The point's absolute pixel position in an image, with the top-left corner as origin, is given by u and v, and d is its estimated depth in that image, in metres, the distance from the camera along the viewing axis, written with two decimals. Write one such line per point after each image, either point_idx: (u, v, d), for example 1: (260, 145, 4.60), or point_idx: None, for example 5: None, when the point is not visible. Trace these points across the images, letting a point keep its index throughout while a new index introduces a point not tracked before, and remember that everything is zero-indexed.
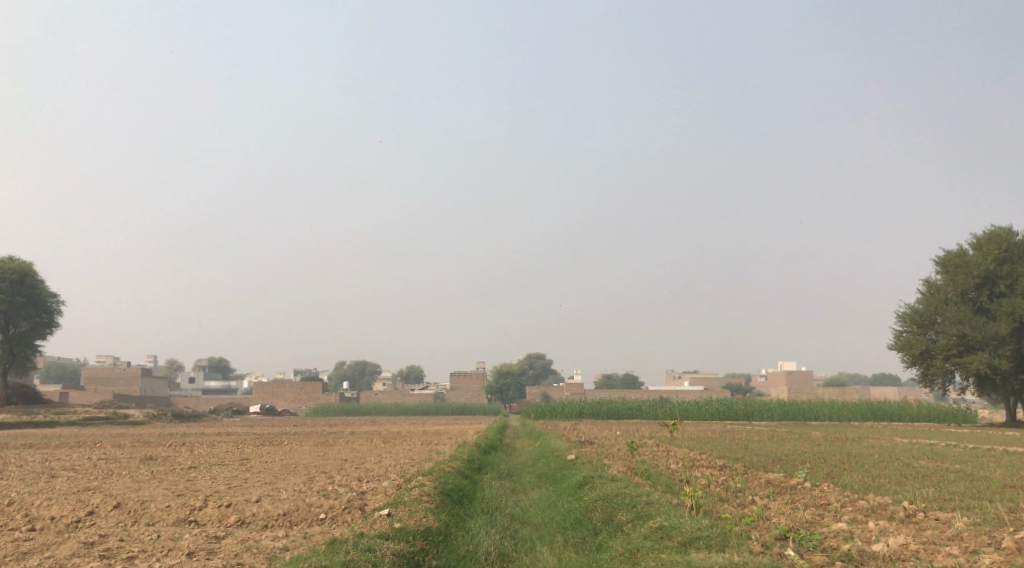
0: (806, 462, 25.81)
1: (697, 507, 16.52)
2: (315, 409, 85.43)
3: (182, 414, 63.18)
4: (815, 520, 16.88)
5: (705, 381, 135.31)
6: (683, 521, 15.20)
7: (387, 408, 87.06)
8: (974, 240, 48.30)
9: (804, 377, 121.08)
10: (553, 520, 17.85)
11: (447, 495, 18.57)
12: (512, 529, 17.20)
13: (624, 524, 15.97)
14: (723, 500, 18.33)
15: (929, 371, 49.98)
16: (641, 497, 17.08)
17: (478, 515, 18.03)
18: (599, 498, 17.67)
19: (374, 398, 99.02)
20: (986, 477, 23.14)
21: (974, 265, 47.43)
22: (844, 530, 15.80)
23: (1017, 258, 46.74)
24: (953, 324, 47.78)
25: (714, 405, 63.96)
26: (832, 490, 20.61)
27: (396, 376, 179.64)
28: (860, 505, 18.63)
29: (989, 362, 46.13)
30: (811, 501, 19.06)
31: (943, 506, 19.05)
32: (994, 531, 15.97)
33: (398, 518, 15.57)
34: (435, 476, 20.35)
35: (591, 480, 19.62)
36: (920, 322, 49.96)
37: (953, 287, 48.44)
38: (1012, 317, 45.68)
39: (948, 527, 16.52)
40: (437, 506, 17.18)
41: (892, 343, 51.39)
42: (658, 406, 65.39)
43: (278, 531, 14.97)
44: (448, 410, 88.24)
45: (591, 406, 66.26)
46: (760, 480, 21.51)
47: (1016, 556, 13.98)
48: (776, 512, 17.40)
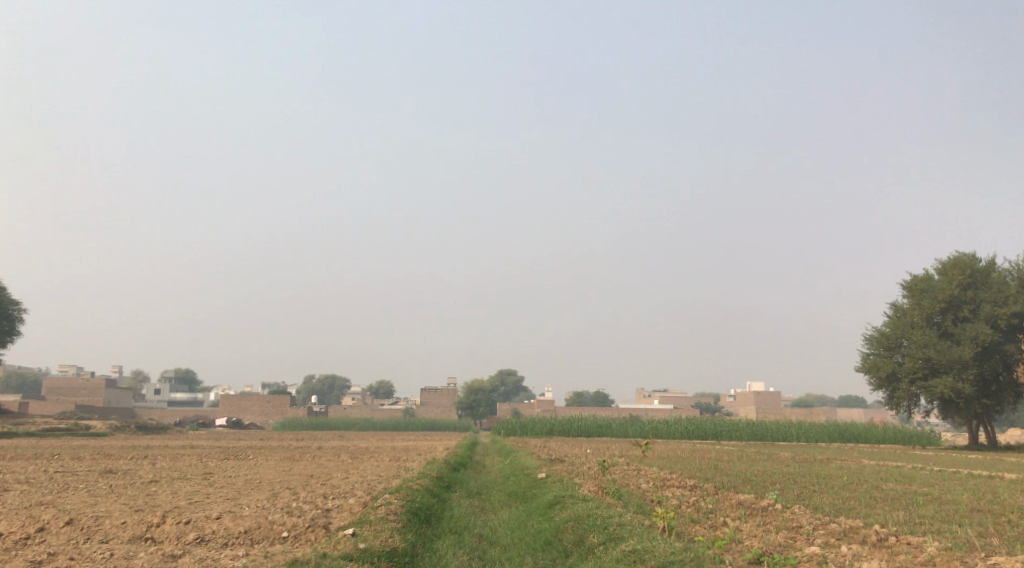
0: (776, 483, 25.61)
1: (669, 529, 16.25)
2: (282, 423, 84.32)
3: (145, 425, 62.12)
4: (788, 543, 16.65)
5: (675, 400, 135.58)
6: (657, 544, 14.88)
7: (355, 423, 86.20)
8: (940, 265, 48.75)
9: (771, 398, 121.68)
10: (523, 540, 17.47)
11: (414, 514, 18.10)
12: (480, 550, 16.81)
13: (595, 546, 15.62)
14: (695, 522, 18.08)
15: (895, 394, 50.09)
16: (613, 518, 16.75)
17: (446, 535, 17.61)
18: (571, 518, 17.31)
19: (342, 413, 97.97)
20: (954, 500, 23.10)
21: (939, 290, 47.80)
22: (818, 554, 15.63)
23: (981, 284, 47.23)
24: (919, 347, 48.03)
25: (683, 424, 63.87)
26: (803, 512, 20.41)
27: (366, 392, 178.03)
28: (832, 528, 18.44)
29: (953, 386, 46.32)
30: (783, 523, 18.85)
31: (914, 529, 18.90)
32: (966, 556, 15.84)
33: (362, 538, 15.13)
34: (403, 494, 19.89)
35: (561, 500, 19.27)
36: (887, 345, 50.13)
37: (919, 311, 48.76)
38: (975, 341, 46.01)
39: (921, 552, 16.36)
40: (404, 526, 16.76)
41: (860, 365, 51.50)
42: (628, 424, 65.28)
43: (239, 549, 14.48)
44: (417, 426, 87.51)
45: (562, 424, 65.89)
46: (731, 502, 21.29)
47: None
48: (748, 534, 17.19)
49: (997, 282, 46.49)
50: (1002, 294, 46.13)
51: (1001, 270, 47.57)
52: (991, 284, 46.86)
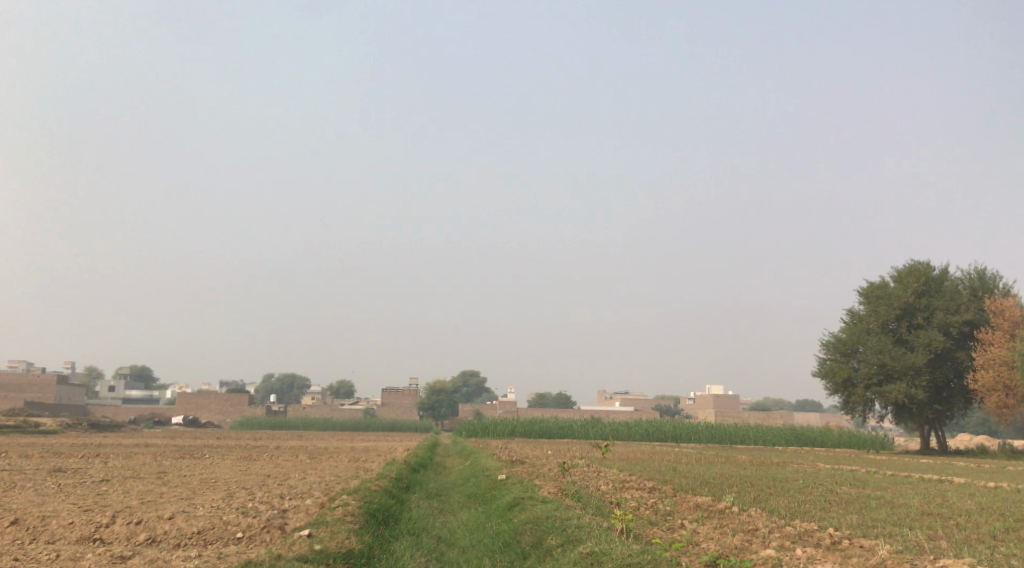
0: (734, 486, 25.77)
1: (627, 531, 16.29)
2: (239, 422, 83.45)
3: (98, 423, 61.08)
4: (743, 545, 16.78)
5: (636, 402, 136.17)
6: (614, 546, 14.92)
7: (314, 422, 85.52)
8: (895, 273, 49.55)
9: (730, 401, 122.93)
10: (481, 542, 17.41)
11: (372, 516, 18.00)
12: (437, 552, 16.74)
13: (553, 548, 15.61)
14: (652, 524, 18.14)
15: (850, 399, 50.73)
16: (571, 520, 16.77)
17: (403, 536, 17.51)
18: (530, 520, 17.30)
19: (301, 412, 97.17)
20: (906, 504, 23.44)
21: (894, 298, 48.57)
22: (772, 556, 15.80)
23: (934, 292, 48.09)
24: (874, 353, 48.74)
25: (644, 426, 64.23)
26: (759, 515, 20.58)
27: (326, 391, 176.91)
28: (787, 531, 18.60)
29: (906, 392, 47.00)
30: (739, 526, 19.00)
31: (867, 533, 19.15)
32: (917, 559, 16.06)
33: (319, 540, 14.99)
34: (361, 494, 19.74)
35: (521, 502, 19.24)
36: (843, 350, 50.79)
37: (875, 317, 49.49)
38: (928, 348, 46.82)
39: (872, 555, 16.58)
40: (361, 527, 16.63)
41: (816, 370, 52.11)
42: (589, 426, 65.53)
43: (192, 550, 14.28)
44: (377, 426, 87.04)
45: (523, 425, 65.90)
46: (689, 504, 21.44)
47: None
48: (705, 537, 17.30)
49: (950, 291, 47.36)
50: (955, 302, 47.02)
51: (954, 279, 48.50)
52: (944, 293, 47.73)
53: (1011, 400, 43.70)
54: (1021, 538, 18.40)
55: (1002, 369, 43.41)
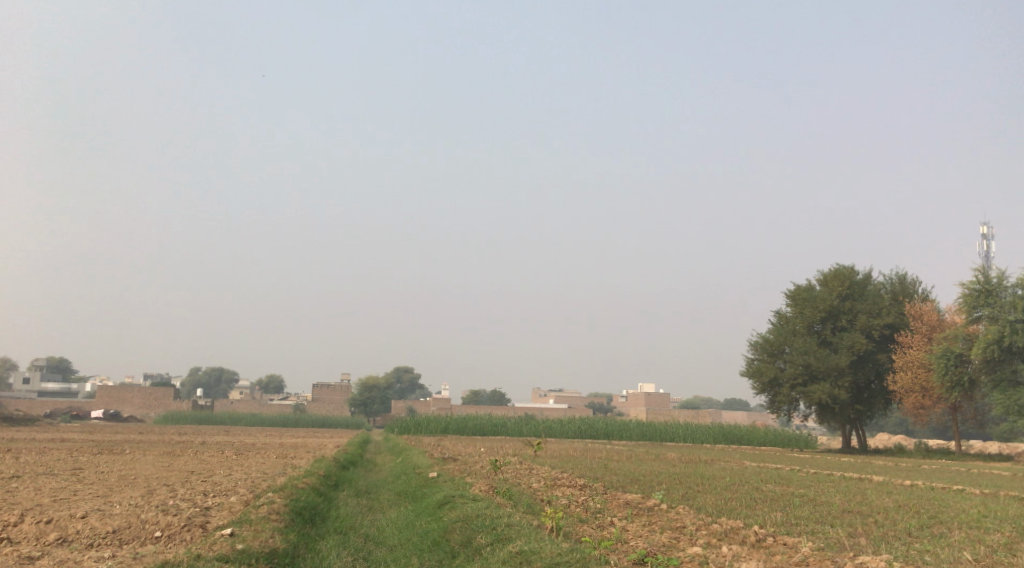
0: (663, 483, 25.97)
1: (557, 529, 16.17)
2: (163, 417, 81.42)
3: (12, 417, 58.91)
4: (671, 543, 16.83)
5: (569, 399, 136.85)
6: (543, 545, 14.81)
7: (241, 418, 83.88)
8: (821, 276, 50.65)
9: (661, 398, 124.43)
10: (409, 541, 17.16)
11: (298, 514, 17.59)
12: (365, 551, 16.45)
13: (482, 547, 15.45)
14: (583, 522, 18.11)
15: (776, 399, 51.58)
16: (502, 519, 16.61)
17: (330, 535, 17.16)
18: (460, 519, 17.11)
19: (228, 407, 95.27)
20: (827, 502, 23.84)
21: (820, 300, 49.64)
22: (699, 554, 15.90)
23: (858, 296, 49.32)
24: (800, 354, 49.65)
25: (577, 424, 64.44)
26: (687, 512, 20.74)
27: (254, 385, 173.90)
28: (713, 528, 18.76)
29: (830, 393, 47.95)
30: (667, 524, 19.08)
31: (790, 530, 19.42)
32: (838, 556, 16.33)
33: (241, 539, 14.55)
34: (288, 492, 19.27)
35: (451, 500, 19.03)
36: (770, 351, 51.66)
37: (801, 319, 50.49)
38: (851, 350, 47.91)
39: (796, 552, 16.79)
40: (286, 525, 16.22)
41: (744, 370, 52.89)
42: (522, 424, 65.58)
43: (105, 550, 13.75)
44: (306, 422, 85.84)
45: (456, 422, 65.57)
46: (619, 501, 21.47)
47: None
48: (634, 534, 17.32)
49: (873, 295, 48.64)
50: (877, 305, 48.25)
51: (877, 283, 49.80)
52: (867, 297, 49.01)
53: (928, 400, 44.96)
54: (935, 535, 18.85)
55: (920, 371, 44.64)
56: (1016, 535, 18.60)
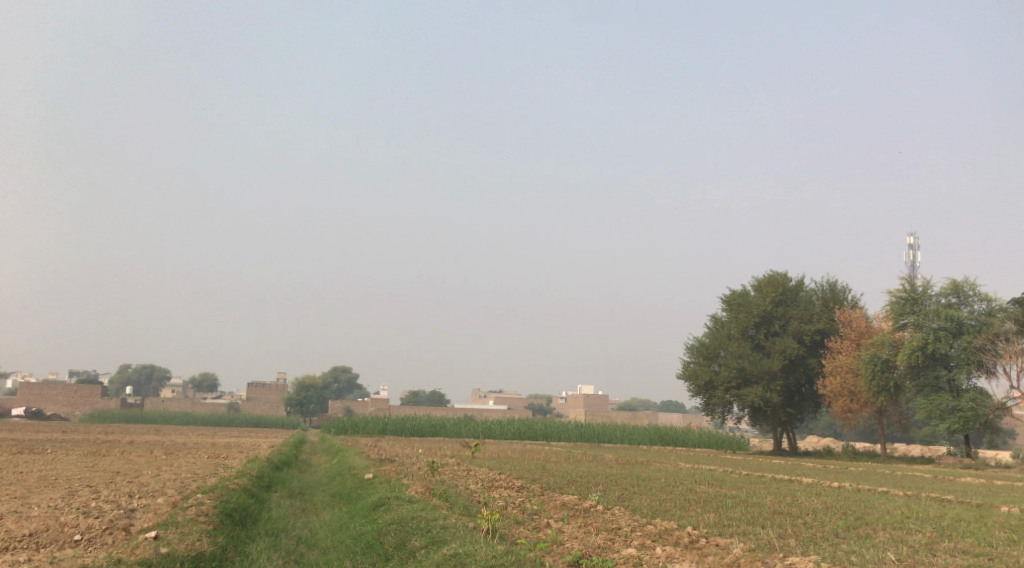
0: (599, 484, 26.03)
1: (493, 531, 16.05)
2: (90, 415, 79.28)
3: None
4: (606, 544, 16.83)
5: (508, 401, 136.99)
6: (478, 548, 14.67)
7: (171, 417, 82.09)
8: (755, 282, 51.54)
9: (600, 400, 125.25)
10: (342, 543, 16.88)
11: (228, 515, 17.16)
12: (296, 553, 16.10)
13: (417, 550, 15.25)
14: (518, 524, 18.03)
15: (710, 401, 52.13)
16: (437, 521, 16.42)
17: (261, 537, 16.78)
18: (394, 521, 16.88)
19: (157, 406, 93.18)
20: (758, 503, 24.16)
21: (754, 305, 50.47)
22: (632, 555, 15.94)
23: (790, 302, 50.32)
24: (734, 358, 50.27)
25: (516, 425, 64.42)
26: (622, 513, 20.81)
27: (187, 384, 170.52)
28: (647, 529, 18.81)
29: (762, 396, 48.61)
30: (603, 525, 19.07)
31: (722, 531, 19.59)
32: (768, 557, 16.51)
33: (165, 542, 14.12)
34: (217, 493, 18.80)
35: (386, 501, 18.79)
36: (705, 354, 52.22)
37: (735, 324, 51.22)
38: (783, 354, 48.73)
39: (727, 553, 16.92)
40: (215, 528, 15.82)
41: (680, 373, 53.42)
42: (461, 425, 65.36)
43: (20, 555, 13.23)
44: (240, 421, 84.40)
45: (393, 423, 65.06)
46: (555, 502, 21.43)
47: None
48: (569, 536, 17.28)
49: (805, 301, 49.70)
50: (808, 311, 49.30)
51: (809, 289, 50.90)
52: (799, 303, 50.05)
53: (855, 404, 45.86)
54: (861, 536, 19.20)
55: (848, 376, 45.58)
56: (936, 536, 19.05)
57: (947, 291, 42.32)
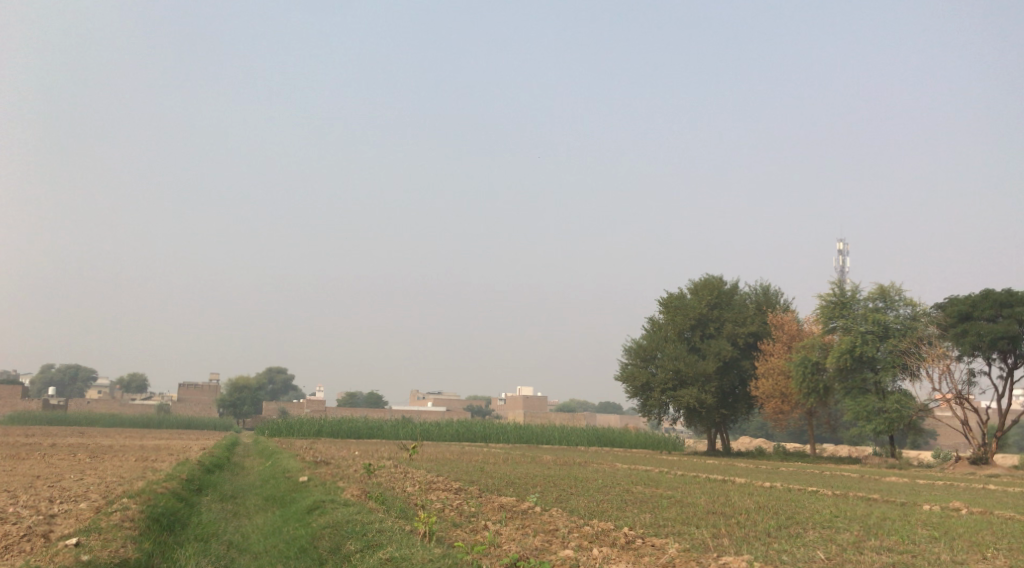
0: (537, 486, 25.95)
1: (430, 535, 15.80)
2: (12, 416, 76.74)
3: None
4: (543, 546, 16.71)
5: (447, 402, 136.43)
6: (414, 551, 14.42)
7: (98, 418, 79.90)
8: (691, 285, 52.13)
9: (538, 401, 125.50)
10: (275, 548, 16.46)
11: (155, 521, 16.62)
12: (226, 559, 15.65)
13: (352, 554, 14.93)
14: (456, 526, 17.82)
15: (647, 403, 52.46)
16: (373, 524, 16.11)
17: (190, 543, 16.28)
18: (328, 524, 16.54)
19: (84, 407, 90.61)
20: (693, 503, 24.34)
21: (690, 308, 51.02)
22: (569, 557, 15.84)
23: (725, 305, 50.99)
24: (670, 360, 50.71)
25: (454, 427, 64.06)
26: (560, 515, 20.73)
27: (115, 385, 166.27)
28: (585, 531, 18.76)
29: (697, 397, 49.14)
30: (540, 526, 18.97)
31: (658, 531, 19.64)
32: (702, 557, 16.58)
33: (87, 549, 13.57)
34: (145, 498, 18.19)
35: (321, 505, 18.42)
36: (642, 356, 52.57)
37: (671, 326, 51.69)
38: (718, 356, 49.34)
39: (663, 554, 16.95)
40: (141, 534, 15.29)
41: (618, 374, 53.70)
42: (398, 426, 64.85)
43: None
44: (171, 423, 82.54)
45: (329, 425, 64.22)
46: (493, 505, 21.26)
47: None
48: (507, 538, 17.11)
49: (739, 304, 50.42)
50: (742, 314, 50.07)
51: (743, 293, 51.66)
52: (733, 306, 50.76)
53: (787, 406, 46.63)
54: (792, 535, 19.43)
55: (780, 378, 46.33)
56: (863, 534, 19.33)
57: (875, 295, 43.24)
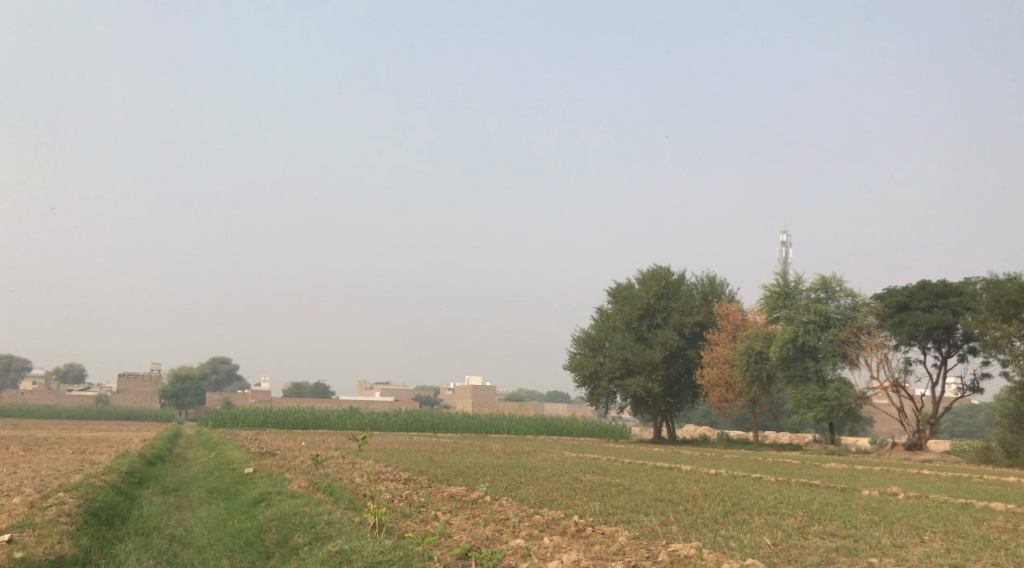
0: (486, 475, 25.77)
1: (379, 526, 15.52)
2: None
3: None
4: (494, 536, 16.53)
5: (395, 392, 135.67)
6: (365, 543, 14.11)
7: (35, 410, 77.77)
8: (639, 275, 52.35)
9: (487, 391, 125.40)
10: (220, 541, 16.02)
11: (93, 515, 16.07)
12: (169, 553, 15.19)
13: (300, 547, 14.59)
14: (406, 516, 17.57)
15: (595, 391, 52.58)
16: (321, 516, 15.76)
17: (130, 538, 15.76)
18: (276, 517, 16.15)
19: (20, 399, 88.07)
20: (641, 491, 24.39)
21: (638, 298, 51.22)
22: (522, 546, 15.66)
23: (671, 295, 51.30)
24: (618, 349, 50.86)
25: (402, 416, 63.57)
26: (510, 504, 20.57)
27: (51, 375, 162.22)
28: (535, 519, 18.64)
29: (644, 386, 49.43)
30: (490, 516, 18.78)
31: (607, 519, 19.59)
32: (652, 544, 16.60)
33: (20, 547, 13.04)
34: (82, 491, 17.59)
35: (267, 497, 18.01)
36: (591, 346, 52.65)
37: (620, 316, 51.86)
38: (664, 346, 49.65)
39: (613, 541, 16.90)
40: (79, 529, 14.76)
41: (566, 364, 53.78)
42: (345, 417, 64.20)
43: None
44: (111, 414, 80.65)
45: (275, 415, 63.27)
46: (442, 494, 21.03)
47: None
48: (457, 528, 16.91)
49: (686, 294, 50.75)
50: (689, 305, 50.44)
51: (690, 284, 52.05)
52: (680, 296, 51.08)
53: (731, 394, 47.08)
54: (739, 521, 19.55)
55: (725, 367, 46.79)
56: (807, 520, 19.51)
57: (817, 286, 43.82)
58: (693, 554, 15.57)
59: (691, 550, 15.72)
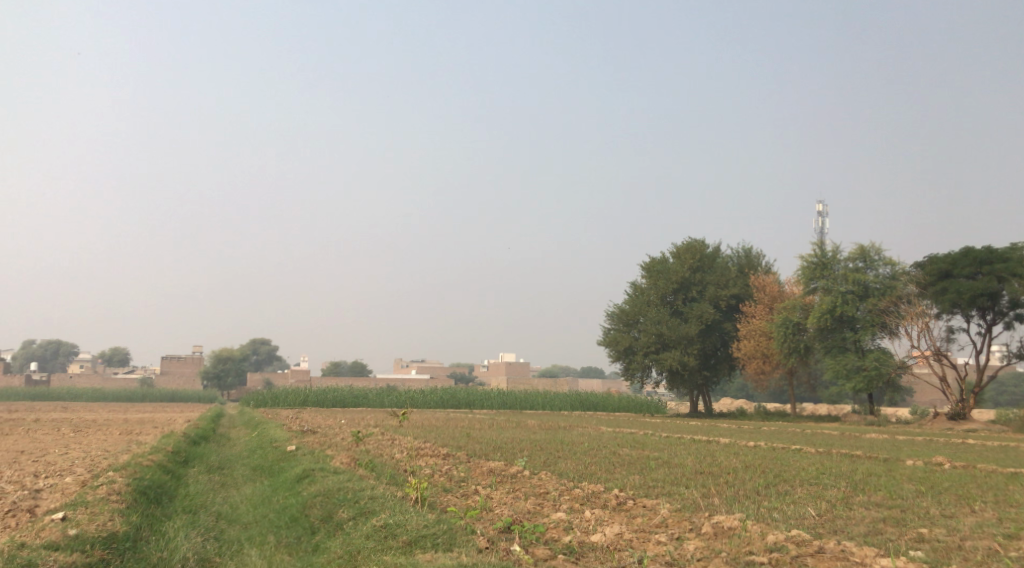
0: (524, 450, 25.87)
1: (421, 500, 15.70)
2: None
3: None
4: (536, 509, 16.62)
5: (432, 371, 136.44)
6: (408, 517, 14.25)
7: (82, 393, 79.21)
8: (674, 249, 52.06)
9: (522, 368, 125.95)
10: (265, 518, 16.26)
11: (142, 494, 16.36)
12: (216, 530, 15.46)
13: (344, 522, 14.78)
14: (447, 491, 17.72)
15: (630, 366, 52.38)
16: (364, 491, 15.93)
17: (178, 515, 16.03)
18: (320, 493, 16.34)
19: (67, 382, 89.79)
20: (680, 464, 24.33)
21: (672, 272, 50.95)
22: (563, 519, 15.73)
23: (707, 268, 51.04)
24: (653, 324, 50.64)
25: (439, 394, 63.89)
26: (550, 478, 20.66)
27: (97, 359, 165.37)
28: (575, 493, 18.71)
29: (680, 359, 49.20)
30: (530, 490, 18.86)
31: (648, 493, 19.58)
32: (694, 516, 16.58)
33: (74, 524, 13.35)
34: (130, 470, 17.93)
35: (310, 473, 18.25)
36: (626, 321, 52.45)
37: (654, 290, 51.61)
38: (700, 319, 49.40)
39: (654, 514, 16.87)
40: (129, 507, 15.04)
41: (601, 340, 53.65)
42: (383, 395, 64.70)
43: None
44: (156, 396, 81.91)
45: (315, 394, 63.91)
46: (482, 469, 21.15)
47: (714, 540, 14.93)
48: (498, 502, 17.02)
49: (721, 267, 50.46)
50: (724, 277, 50.17)
51: (725, 256, 51.77)
52: (715, 269, 50.80)
53: (768, 366, 46.78)
54: (781, 493, 19.45)
55: (761, 339, 46.47)
56: (850, 490, 19.37)
57: (855, 255, 43.30)
58: (737, 526, 15.53)
59: (735, 522, 15.67)
